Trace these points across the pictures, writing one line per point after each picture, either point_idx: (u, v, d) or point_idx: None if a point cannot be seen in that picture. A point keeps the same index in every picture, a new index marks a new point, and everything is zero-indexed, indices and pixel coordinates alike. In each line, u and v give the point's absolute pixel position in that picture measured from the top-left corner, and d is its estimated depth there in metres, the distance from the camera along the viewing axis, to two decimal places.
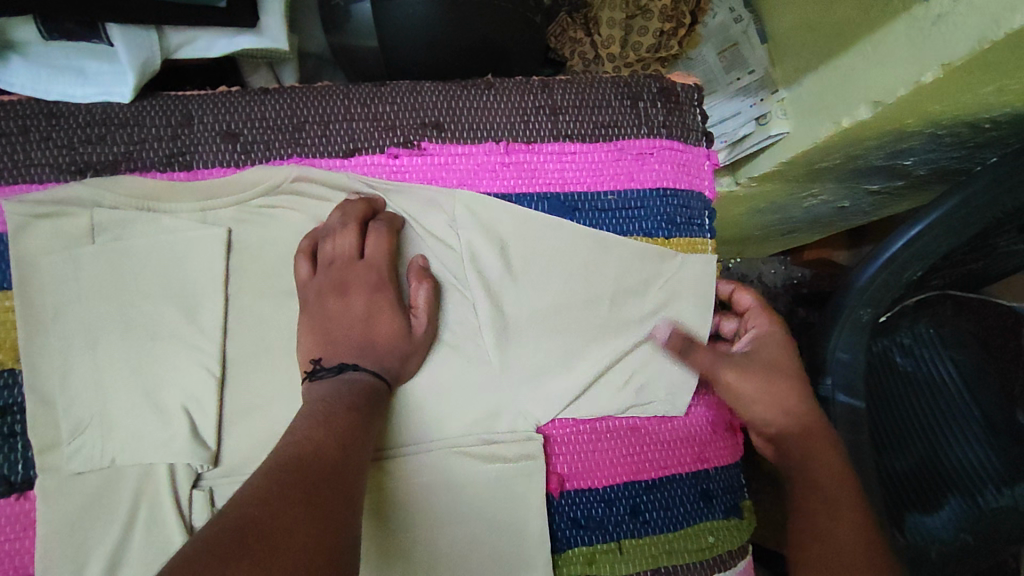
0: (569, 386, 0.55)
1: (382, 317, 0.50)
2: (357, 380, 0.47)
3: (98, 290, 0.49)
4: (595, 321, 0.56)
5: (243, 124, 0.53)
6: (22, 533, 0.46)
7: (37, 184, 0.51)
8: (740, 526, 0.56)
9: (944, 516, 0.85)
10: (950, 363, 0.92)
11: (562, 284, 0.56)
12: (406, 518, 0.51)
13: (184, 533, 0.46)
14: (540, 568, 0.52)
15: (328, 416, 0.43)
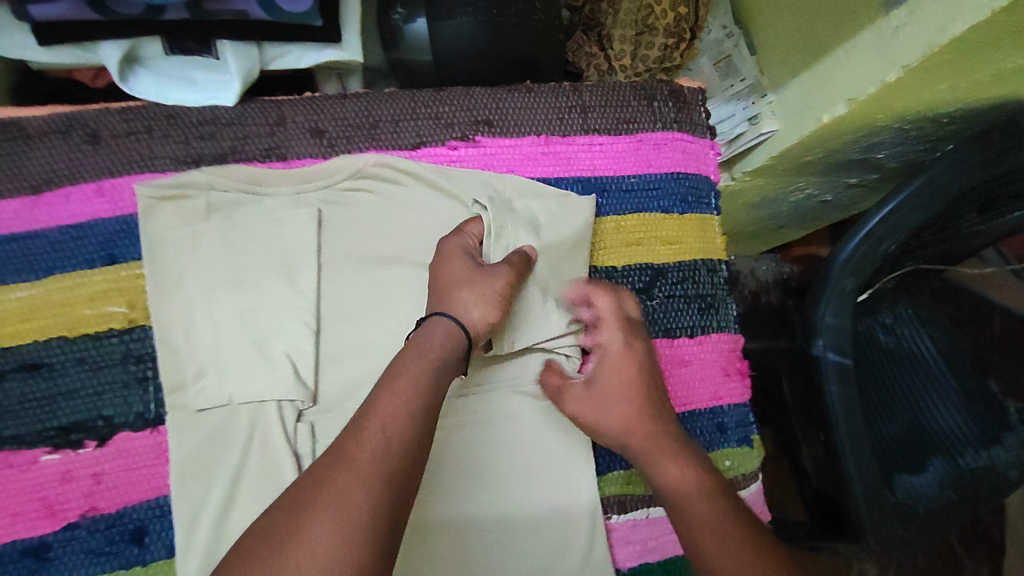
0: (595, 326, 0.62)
1: (457, 269, 0.57)
2: (443, 325, 0.53)
3: (214, 259, 0.59)
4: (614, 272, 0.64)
5: (328, 123, 0.63)
6: (157, 461, 0.55)
7: (158, 173, 0.60)
8: (751, 454, 0.66)
9: (930, 476, 0.95)
10: (926, 338, 1.05)
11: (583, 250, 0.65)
12: (471, 453, 0.60)
13: (292, 455, 0.55)
14: (589, 483, 0.61)
15: (419, 354, 0.50)
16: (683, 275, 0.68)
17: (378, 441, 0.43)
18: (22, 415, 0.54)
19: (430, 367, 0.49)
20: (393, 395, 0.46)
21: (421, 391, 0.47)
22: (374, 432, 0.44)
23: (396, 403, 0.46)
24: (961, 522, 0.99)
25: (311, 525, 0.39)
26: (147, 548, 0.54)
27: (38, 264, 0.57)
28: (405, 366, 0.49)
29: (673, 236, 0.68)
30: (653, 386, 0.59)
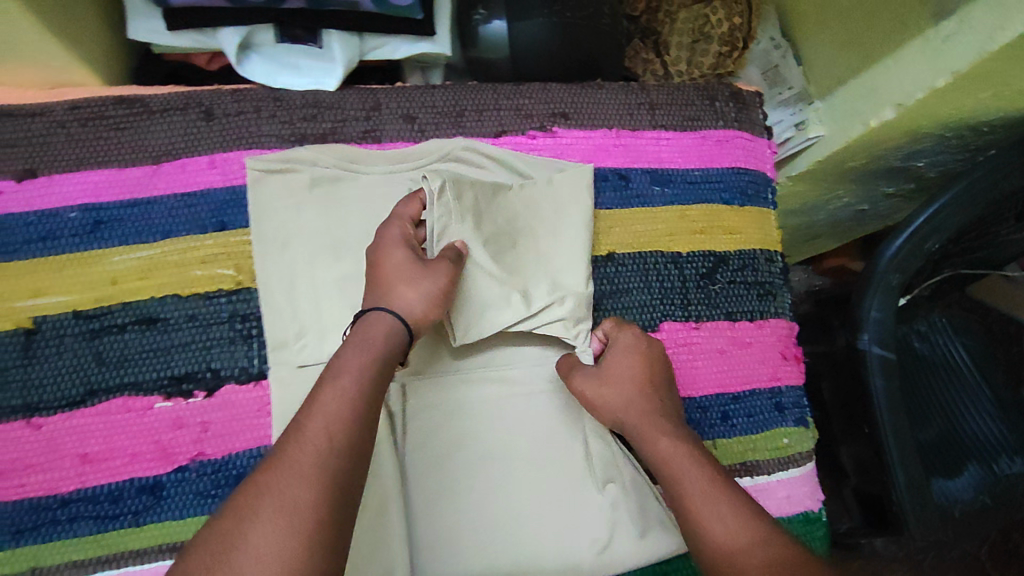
0: (517, 316, 0.63)
1: (398, 265, 0.57)
2: (385, 321, 0.54)
3: (316, 229, 0.64)
4: (547, 262, 0.66)
5: (419, 110, 0.68)
6: (259, 414, 0.59)
7: (265, 149, 0.65)
8: (809, 433, 0.69)
9: (964, 481, 0.98)
10: (957, 348, 1.07)
11: (528, 239, 0.66)
12: (449, 453, 0.62)
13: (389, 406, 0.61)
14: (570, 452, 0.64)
15: (364, 346, 0.51)
16: (743, 263, 0.71)
17: (320, 441, 0.44)
18: (140, 364, 0.59)
19: (373, 362, 0.50)
20: (332, 395, 0.47)
21: (359, 390, 0.48)
22: (316, 433, 0.45)
23: (338, 403, 0.47)
24: (984, 528, 1.01)
25: (255, 524, 0.40)
26: None
27: (156, 228, 0.62)
28: (346, 364, 0.50)
29: (735, 226, 0.72)
30: (658, 382, 0.62)
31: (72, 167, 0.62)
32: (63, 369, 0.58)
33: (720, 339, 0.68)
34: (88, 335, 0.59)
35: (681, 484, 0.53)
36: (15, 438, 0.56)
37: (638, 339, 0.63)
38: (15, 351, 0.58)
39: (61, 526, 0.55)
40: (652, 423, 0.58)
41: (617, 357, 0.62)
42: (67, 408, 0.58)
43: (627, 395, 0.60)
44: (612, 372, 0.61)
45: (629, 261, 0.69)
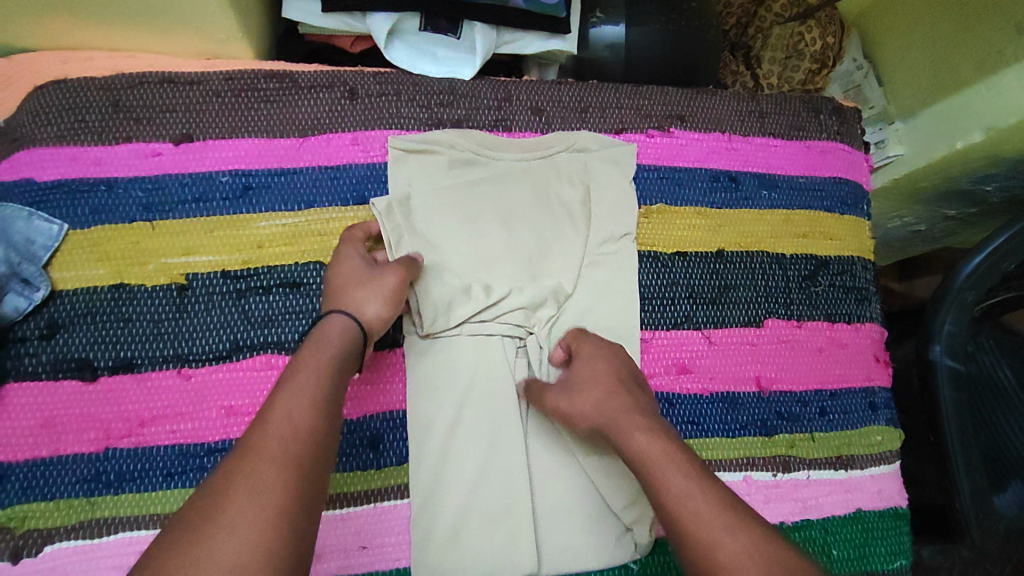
0: (477, 305, 0.63)
1: (350, 270, 0.59)
2: (340, 322, 0.55)
3: (450, 207, 0.67)
4: (523, 251, 0.67)
5: (547, 104, 0.72)
6: (395, 380, 0.63)
7: (403, 130, 0.68)
8: (899, 433, 0.71)
9: (1009, 496, 0.98)
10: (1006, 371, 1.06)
11: (506, 227, 0.67)
12: (466, 453, 0.61)
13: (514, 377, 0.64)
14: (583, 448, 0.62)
15: (317, 347, 0.53)
16: (843, 268, 0.74)
17: (285, 429, 0.46)
18: (282, 324, 0.62)
19: (325, 360, 0.52)
20: (295, 388, 0.49)
21: (321, 385, 0.50)
22: (280, 421, 0.47)
23: (301, 395, 0.48)
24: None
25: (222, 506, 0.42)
26: (382, 455, 0.61)
27: (300, 197, 0.65)
28: (306, 362, 0.51)
29: (835, 232, 0.75)
30: (626, 380, 0.59)
31: (226, 134, 0.65)
32: (212, 324, 0.61)
33: (821, 338, 0.71)
34: (235, 294, 0.62)
35: (655, 470, 0.50)
36: (166, 387, 0.59)
37: (599, 347, 0.62)
38: (169, 304, 0.61)
39: (208, 473, 0.58)
40: (629, 417, 0.55)
41: (584, 364, 0.60)
42: (213, 362, 0.61)
43: (603, 395, 0.57)
44: (580, 379, 0.59)
45: (737, 258, 0.72)
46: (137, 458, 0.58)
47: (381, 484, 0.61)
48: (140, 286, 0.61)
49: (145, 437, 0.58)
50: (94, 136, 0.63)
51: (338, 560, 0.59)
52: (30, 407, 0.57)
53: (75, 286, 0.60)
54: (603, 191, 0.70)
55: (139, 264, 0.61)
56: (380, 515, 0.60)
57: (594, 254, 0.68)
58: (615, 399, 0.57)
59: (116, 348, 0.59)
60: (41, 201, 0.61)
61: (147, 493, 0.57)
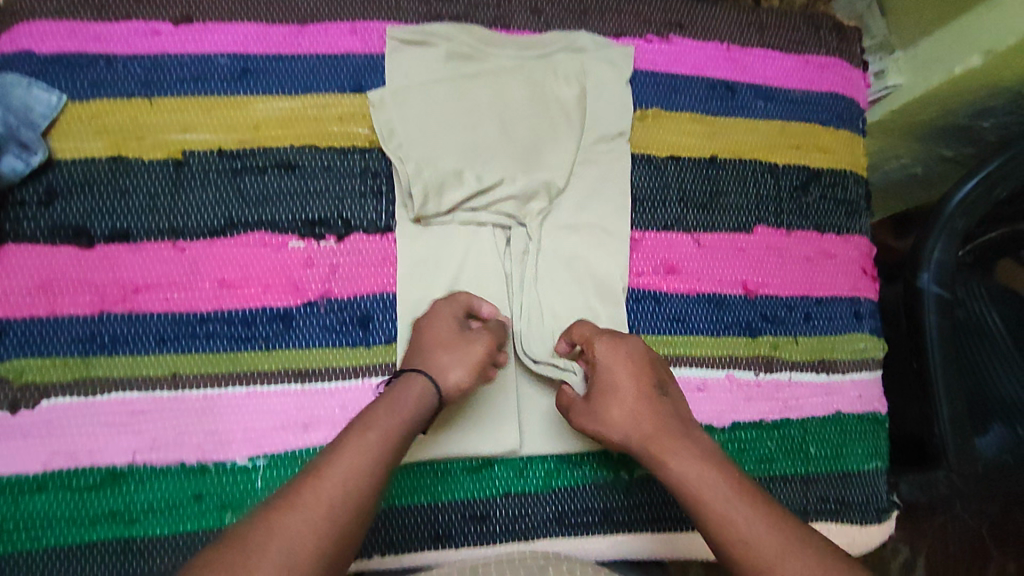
0: (468, 192, 0.64)
1: (442, 332, 0.58)
2: (421, 382, 0.55)
3: (444, 96, 0.66)
4: (517, 144, 0.66)
5: (545, 4, 0.72)
6: (384, 263, 0.64)
7: (401, 22, 0.69)
8: (882, 343, 0.72)
9: (990, 440, 0.94)
10: (999, 316, 1.01)
11: (501, 119, 0.67)
12: None
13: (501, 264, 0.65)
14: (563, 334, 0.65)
15: (393, 409, 0.53)
16: (835, 181, 0.74)
17: (335, 492, 0.46)
18: (277, 204, 0.63)
19: (398, 426, 0.52)
20: (354, 447, 0.49)
21: (383, 448, 0.50)
22: (333, 479, 0.47)
23: (357, 458, 0.49)
24: (1010, 494, 1.02)
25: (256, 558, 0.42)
26: (371, 333, 0.63)
27: (297, 83, 0.66)
28: (376, 421, 0.51)
29: (828, 146, 0.75)
30: (651, 388, 0.58)
31: (225, 17, 0.66)
32: (207, 200, 0.62)
33: (809, 246, 0.72)
34: (230, 172, 0.63)
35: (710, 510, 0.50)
36: (160, 258, 0.61)
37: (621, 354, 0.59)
38: (165, 179, 0.62)
39: (200, 341, 0.60)
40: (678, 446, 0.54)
41: (605, 376, 0.58)
42: (208, 236, 0.62)
43: (633, 415, 0.56)
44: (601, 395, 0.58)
45: (730, 166, 0.72)
46: (131, 323, 0.59)
47: (368, 361, 0.62)
48: (137, 160, 0.62)
49: (139, 304, 0.60)
50: (95, 12, 0.64)
51: (325, 432, 0.60)
52: (30, 269, 0.59)
53: (73, 156, 0.61)
54: (599, 91, 0.69)
55: (136, 138, 0.62)
56: (367, 391, 0.62)
57: (588, 151, 0.68)
58: (651, 426, 0.56)
59: (112, 218, 0.60)
60: (41, 73, 0.62)
61: (141, 356, 0.59)
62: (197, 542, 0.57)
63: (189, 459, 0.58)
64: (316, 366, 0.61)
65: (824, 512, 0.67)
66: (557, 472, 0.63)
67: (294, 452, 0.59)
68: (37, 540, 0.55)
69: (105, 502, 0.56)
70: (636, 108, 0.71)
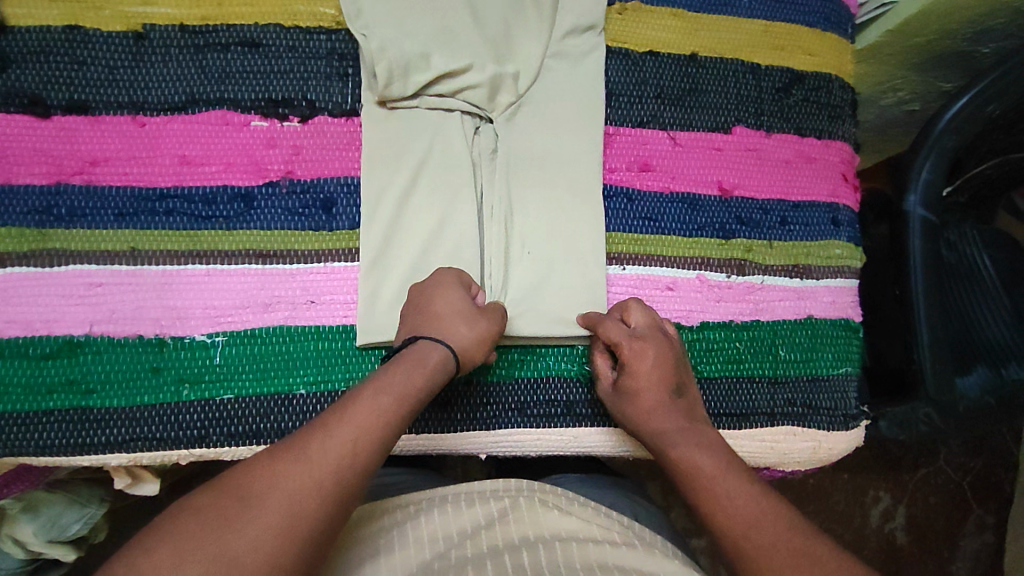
0: (434, 76, 0.62)
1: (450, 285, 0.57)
2: (439, 354, 0.54)
3: None
4: (487, 30, 0.64)
5: None
6: (349, 147, 0.62)
7: None
8: (859, 251, 0.71)
9: (973, 380, 0.91)
10: (991, 259, 0.99)
11: (470, 5, 0.64)
12: (412, 223, 0.61)
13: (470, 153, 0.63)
14: (528, 227, 0.63)
15: (410, 375, 0.52)
16: (819, 85, 0.72)
17: (343, 450, 0.47)
18: (240, 82, 0.61)
19: (414, 393, 0.51)
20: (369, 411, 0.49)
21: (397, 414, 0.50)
22: (343, 439, 0.47)
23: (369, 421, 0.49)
24: (981, 428, 1.02)
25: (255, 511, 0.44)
26: (334, 218, 0.61)
27: None
28: (393, 386, 0.51)
29: (815, 48, 0.72)
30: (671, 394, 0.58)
31: None
32: (168, 76, 0.61)
33: (789, 151, 0.70)
34: (193, 48, 0.61)
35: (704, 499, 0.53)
36: (119, 131, 0.59)
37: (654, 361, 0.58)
38: (125, 52, 0.60)
39: (159, 217, 0.59)
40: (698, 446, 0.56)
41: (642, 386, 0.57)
42: (169, 112, 0.60)
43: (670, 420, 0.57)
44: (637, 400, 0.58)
45: (710, 65, 0.70)
46: (89, 196, 0.58)
47: (330, 246, 0.60)
48: (96, 31, 0.60)
49: (96, 177, 0.58)
50: None
51: (285, 313, 0.59)
52: None
53: (28, 23, 0.59)
54: None
55: (94, 8, 0.60)
56: (327, 275, 0.60)
57: (558, 45, 0.66)
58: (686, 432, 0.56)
59: (69, 89, 0.59)
60: None
61: (98, 230, 0.58)
62: (156, 414, 0.56)
63: (147, 333, 0.57)
64: (277, 248, 0.60)
65: (790, 415, 0.67)
66: (521, 363, 0.62)
67: (253, 333, 0.58)
68: None
69: (62, 371, 0.56)
70: (615, 1, 0.69)
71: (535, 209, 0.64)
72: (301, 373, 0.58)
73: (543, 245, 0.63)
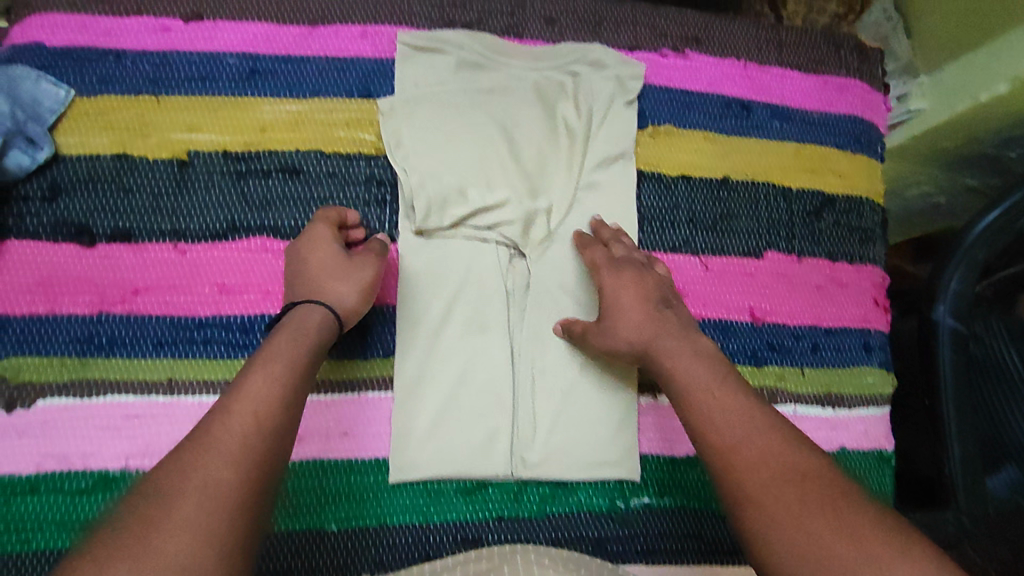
0: (469, 209, 0.63)
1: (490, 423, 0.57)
2: (316, 313, 0.54)
3: (452, 109, 0.66)
4: (523, 161, 0.66)
5: (560, 13, 0.70)
6: (386, 275, 0.63)
7: (412, 28, 0.67)
8: (891, 377, 0.71)
9: None
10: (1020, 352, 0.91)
11: (507, 136, 0.66)
12: (444, 354, 0.62)
13: (504, 283, 0.64)
14: (562, 357, 0.64)
15: (292, 336, 0.51)
16: (850, 207, 0.72)
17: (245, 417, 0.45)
18: (279, 208, 0.62)
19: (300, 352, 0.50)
20: (260, 376, 0.48)
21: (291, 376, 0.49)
22: (242, 416, 0.45)
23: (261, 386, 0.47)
24: None
25: (188, 502, 0.40)
26: (370, 346, 0.62)
27: (306, 86, 0.64)
28: (278, 350, 0.50)
29: (845, 170, 0.73)
30: (655, 304, 0.58)
31: (236, 15, 0.64)
32: (210, 203, 0.61)
33: (821, 276, 0.70)
34: (234, 175, 0.62)
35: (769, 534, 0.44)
36: (161, 259, 0.60)
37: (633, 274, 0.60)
38: (169, 179, 0.61)
39: (197, 346, 0.59)
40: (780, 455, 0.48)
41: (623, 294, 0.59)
42: (210, 239, 0.61)
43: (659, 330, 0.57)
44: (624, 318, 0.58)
45: (741, 188, 0.71)
46: (129, 325, 0.59)
47: (365, 375, 0.61)
48: (142, 159, 0.61)
49: (138, 306, 0.59)
50: (106, 6, 0.63)
51: (319, 445, 0.59)
52: (30, 266, 0.58)
53: (79, 152, 0.60)
54: (612, 111, 0.68)
55: (142, 137, 0.61)
56: (364, 404, 0.61)
57: (590, 176, 0.67)
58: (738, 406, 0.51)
59: (115, 217, 0.60)
60: (50, 66, 0.61)
61: (137, 360, 0.58)
62: None
63: None
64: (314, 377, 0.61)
65: None
66: (552, 497, 0.61)
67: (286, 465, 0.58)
68: (27, 543, 0.55)
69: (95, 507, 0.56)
70: (648, 125, 0.70)
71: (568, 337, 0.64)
72: (334, 506, 0.58)
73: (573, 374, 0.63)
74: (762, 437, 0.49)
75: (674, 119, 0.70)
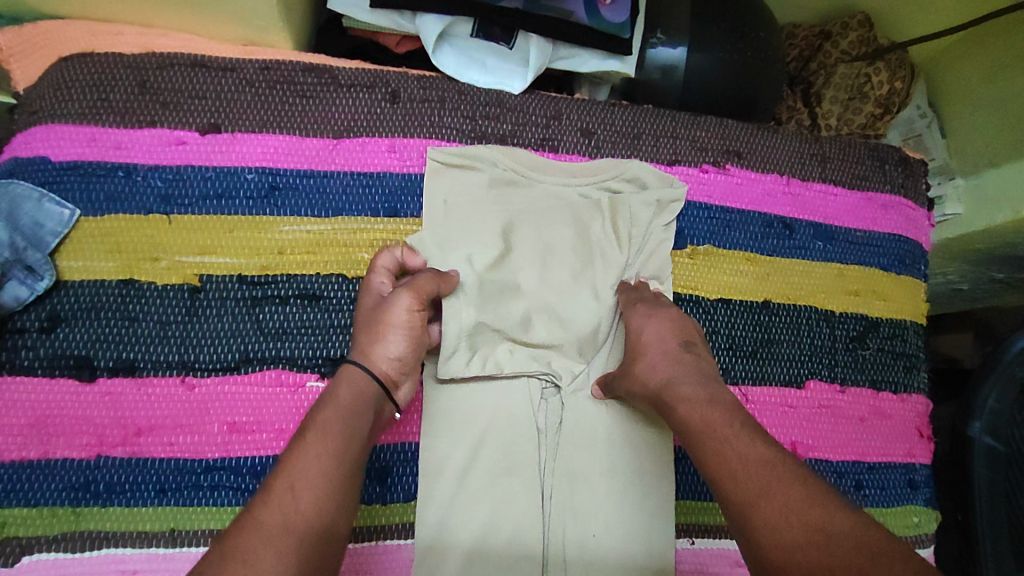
0: (498, 338, 0.61)
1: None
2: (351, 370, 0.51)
3: (485, 227, 0.62)
4: (557, 287, 0.62)
5: (598, 126, 0.66)
6: (409, 410, 0.59)
7: (442, 141, 0.63)
8: (935, 515, 0.68)
9: None
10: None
11: (541, 258, 0.62)
12: (471, 498, 0.58)
13: (537, 418, 0.61)
14: (598, 502, 0.59)
15: (331, 402, 0.48)
16: (894, 332, 0.70)
17: (288, 494, 0.42)
18: (297, 339, 0.58)
19: (341, 415, 0.48)
20: (298, 451, 0.45)
21: (331, 443, 0.46)
22: (286, 490, 0.43)
23: (305, 461, 0.44)
24: None
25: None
26: (390, 489, 0.58)
27: (328, 204, 0.61)
28: (317, 419, 0.47)
29: (888, 292, 0.70)
30: (679, 345, 0.54)
31: (256, 127, 0.60)
32: (222, 333, 0.57)
33: (863, 407, 0.67)
34: (250, 301, 0.58)
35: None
36: (167, 395, 0.56)
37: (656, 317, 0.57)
38: (178, 306, 0.57)
39: (203, 492, 0.55)
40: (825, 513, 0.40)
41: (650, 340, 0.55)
42: (221, 372, 0.57)
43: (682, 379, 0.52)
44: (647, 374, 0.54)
45: (783, 312, 0.67)
46: (130, 469, 0.54)
47: (386, 521, 0.57)
48: (151, 284, 0.57)
49: (140, 448, 0.54)
50: (117, 117, 0.59)
51: None
52: (23, 406, 0.54)
53: (83, 277, 0.56)
54: (650, 234, 0.65)
55: (150, 260, 0.57)
56: (380, 554, 0.57)
57: None
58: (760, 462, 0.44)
59: (119, 348, 0.56)
60: (56, 182, 0.57)
61: (136, 508, 0.54)
62: None
63: None
64: None
65: None
66: None
67: None
68: None
69: None
70: (686, 245, 0.66)
71: (601, 480, 0.60)
72: None
73: (610, 521, 0.59)
74: (801, 495, 0.42)
75: (715, 239, 0.67)
